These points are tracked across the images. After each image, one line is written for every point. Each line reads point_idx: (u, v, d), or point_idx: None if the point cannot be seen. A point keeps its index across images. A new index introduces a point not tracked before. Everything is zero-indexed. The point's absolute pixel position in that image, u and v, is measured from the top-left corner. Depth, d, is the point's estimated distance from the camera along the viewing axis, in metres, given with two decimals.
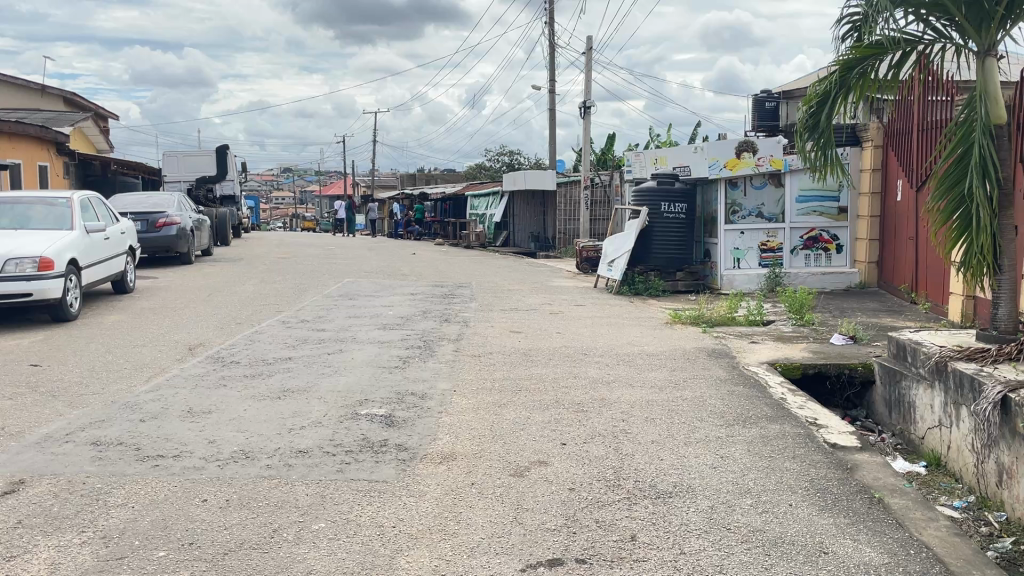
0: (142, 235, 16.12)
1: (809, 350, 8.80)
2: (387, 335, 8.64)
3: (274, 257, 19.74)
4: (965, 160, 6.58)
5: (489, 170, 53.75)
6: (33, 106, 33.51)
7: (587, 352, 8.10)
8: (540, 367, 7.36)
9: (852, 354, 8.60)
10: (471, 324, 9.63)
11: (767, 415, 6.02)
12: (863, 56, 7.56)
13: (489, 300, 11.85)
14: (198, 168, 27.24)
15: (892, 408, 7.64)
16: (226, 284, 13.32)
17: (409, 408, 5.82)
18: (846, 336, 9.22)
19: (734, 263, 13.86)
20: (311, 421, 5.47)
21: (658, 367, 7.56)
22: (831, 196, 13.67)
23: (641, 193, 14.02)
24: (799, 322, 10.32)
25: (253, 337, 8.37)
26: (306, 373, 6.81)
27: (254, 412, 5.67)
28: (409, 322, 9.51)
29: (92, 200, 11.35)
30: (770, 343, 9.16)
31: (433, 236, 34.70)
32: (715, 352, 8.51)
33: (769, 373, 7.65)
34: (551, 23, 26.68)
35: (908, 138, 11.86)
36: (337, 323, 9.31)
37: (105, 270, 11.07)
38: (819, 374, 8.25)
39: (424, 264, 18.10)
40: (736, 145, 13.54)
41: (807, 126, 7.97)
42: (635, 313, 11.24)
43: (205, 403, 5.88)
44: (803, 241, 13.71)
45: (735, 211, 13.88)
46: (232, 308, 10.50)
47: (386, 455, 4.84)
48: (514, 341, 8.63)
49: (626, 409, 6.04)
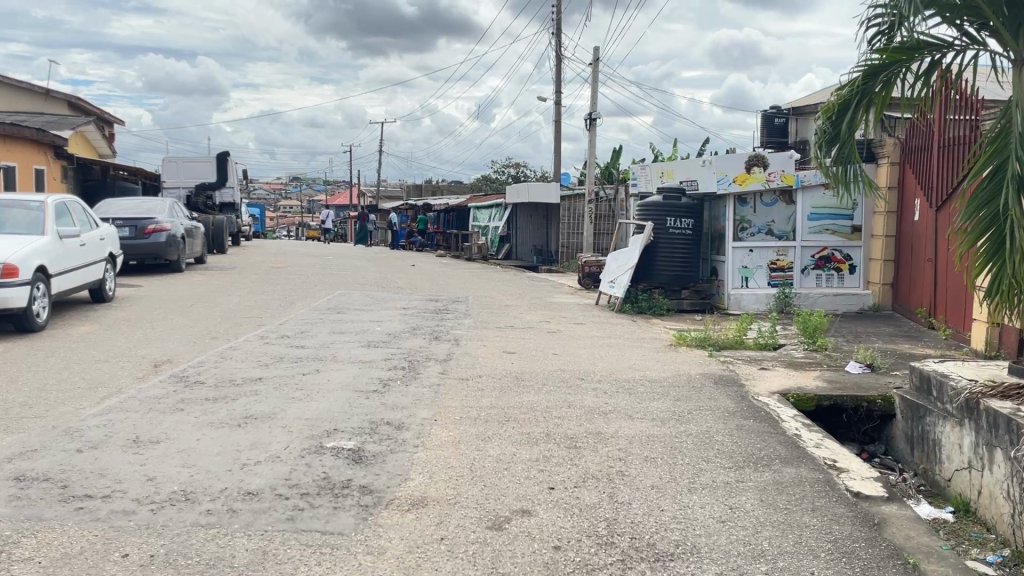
0: (129, 242, 15.60)
1: (824, 379, 8.16)
2: (371, 354, 8.05)
3: (268, 266, 19.21)
4: (996, 176, 5.82)
5: (495, 183, 53.31)
6: (35, 110, 33.21)
7: (585, 378, 7.50)
8: (532, 394, 6.75)
9: (870, 384, 7.97)
10: (463, 343, 9.04)
11: (782, 456, 5.40)
12: (886, 61, 6.97)
13: (484, 317, 11.25)
14: (197, 174, 26.77)
15: (915, 445, 7.02)
16: (211, 295, 12.76)
17: (381, 442, 5.23)
18: (863, 363, 8.60)
19: (742, 281, 13.24)
20: (268, 455, 4.87)
21: (661, 396, 6.94)
22: (844, 213, 13.04)
23: (646, 207, 13.41)
24: (812, 347, 9.75)
25: (225, 354, 7.79)
26: (275, 397, 6.22)
27: (207, 443, 5.08)
28: (396, 339, 8.93)
29: (69, 205, 10.80)
30: (782, 370, 8.54)
31: (436, 247, 34.20)
32: (723, 379, 7.89)
33: (780, 405, 7.02)
34: (559, 34, 26.27)
35: (927, 155, 11.30)
36: (319, 339, 8.73)
37: (80, 277, 10.51)
38: (835, 406, 7.62)
39: (422, 277, 17.51)
40: (746, 159, 12.96)
41: (825, 135, 7.48)
42: (637, 334, 10.63)
43: (155, 431, 5.29)
44: (815, 261, 13.10)
45: (744, 228, 13.26)
46: (210, 321, 9.92)
47: (346, 500, 4.23)
48: (506, 363, 8.04)
49: (623, 446, 5.42)
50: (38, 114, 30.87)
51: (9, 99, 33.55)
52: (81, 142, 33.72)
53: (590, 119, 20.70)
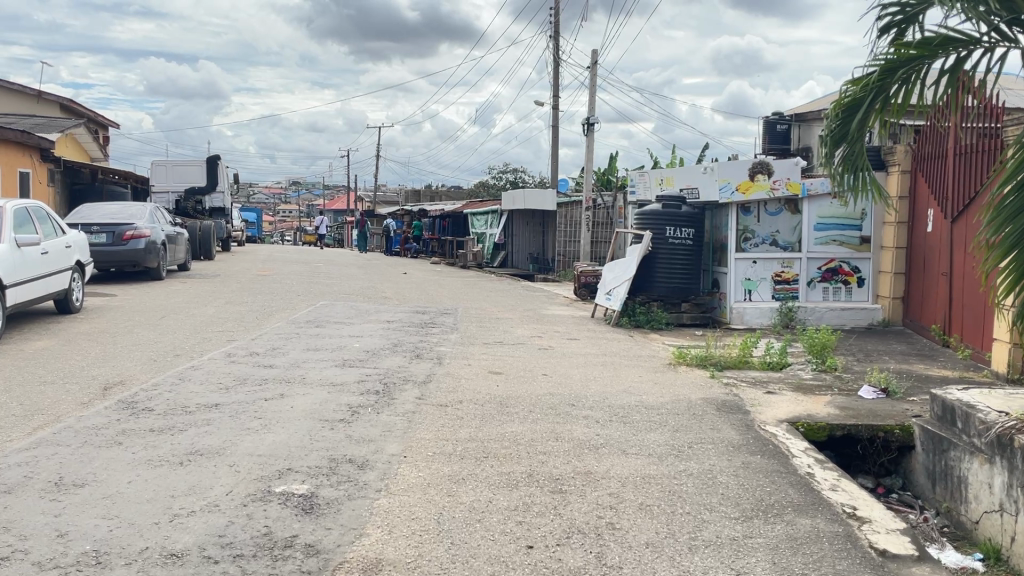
0: (107, 248, 14.95)
1: (835, 405, 7.51)
2: (343, 375, 7.41)
3: (254, 273, 18.56)
4: (1023, 177, 4.91)
5: (492, 189, 52.72)
6: (26, 112, 32.61)
7: (575, 404, 6.85)
8: (515, 424, 6.11)
9: (886, 411, 7.32)
10: (446, 361, 8.40)
11: (795, 504, 4.76)
12: (905, 58, 6.35)
13: (472, 332, 10.61)
14: (187, 178, 26.17)
15: (936, 481, 6.39)
16: (186, 306, 12.10)
17: (339, 485, 4.59)
18: (877, 388, 7.95)
19: (744, 294, 12.59)
20: (205, 503, 4.24)
21: (659, 427, 6.29)
22: (853, 224, 12.43)
23: (644, 216, 12.78)
24: (820, 367, 9.13)
25: (183, 375, 7.15)
26: (228, 429, 5.58)
27: (139, 487, 4.46)
28: (374, 358, 8.29)
29: (30, 211, 10.18)
30: (789, 394, 7.90)
31: (431, 253, 33.58)
32: (725, 405, 7.25)
33: (788, 436, 6.39)
34: (559, 37, 25.65)
35: (942, 164, 10.68)
36: (290, 358, 8.09)
37: (41, 288, 9.88)
38: (848, 437, 6.96)
39: (411, 286, 16.89)
40: (750, 166, 12.37)
41: (832, 133, 6.88)
42: (633, 351, 9.99)
43: (82, 472, 4.66)
44: (821, 273, 12.49)
45: (746, 238, 12.65)
46: (178, 336, 9.28)
47: (286, 565, 3.60)
48: (490, 386, 7.40)
49: (615, 490, 4.78)
50: (27, 117, 30.23)
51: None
52: (72, 146, 33.07)
53: (587, 124, 20.10)
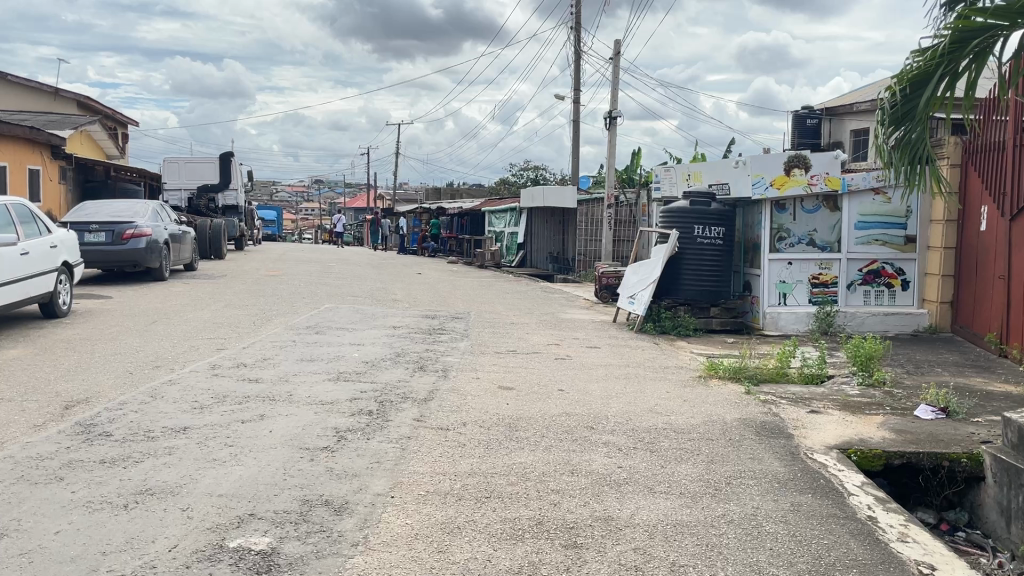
0: (106, 248, 14.33)
1: (889, 428, 6.62)
2: (335, 391, 6.64)
3: (262, 273, 17.88)
4: None
5: (512, 186, 51.89)
6: (42, 109, 32.33)
7: (595, 427, 6.04)
8: (525, 454, 5.30)
9: (949, 436, 6.42)
10: (452, 374, 7.61)
11: (861, 563, 3.94)
12: (976, 29, 6.38)
13: (485, 339, 9.83)
14: (199, 176, 25.58)
15: (1013, 520, 5.47)
16: (182, 309, 11.40)
17: (310, 539, 3.81)
18: (936, 408, 7.04)
19: (779, 298, 11.69)
20: (142, 563, 3.49)
21: (692, 456, 5.45)
22: (896, 222, 11.51)
23: (669, 214, 11.90)
24: (867, 381, 8.26)
25: (157, 391, 6.41)
26: (190, 461, 4.81)
27: (67, 540, 3.72)
28: (372, 371, 7.52)
29: (12, 208, 9.52)
30: (836, 414, 7.03)
31: (448, 252, 32.81)
32: (765, 428, 6.40)
33: (842, 468, 5.55)
34: (580, 29, 24.82)
35: (998, 156, 9.77)
36: (281, 370, 7.36)
37: (21, 290, 9.22)
38: (907, 466, 6.06)
39: (423, 288, 16.11)
40: (785, 159, 11.40)
41: (891, 112, 7.04)
42: (660, 361, 9.14)
43: (3, 519, 3.91)
44: (862, 275, 11.59)
45: (781, 237, 11.75)
46: (164, 344, 8.57)
47: None
48: (499, 405, 6.59)
49: (642, 544, 3.97)
50: (43, 114, 29.88)
51: (14, 97, 32.62)
52: (86, 143, 32.61)
53: (608, 118, 19.26)
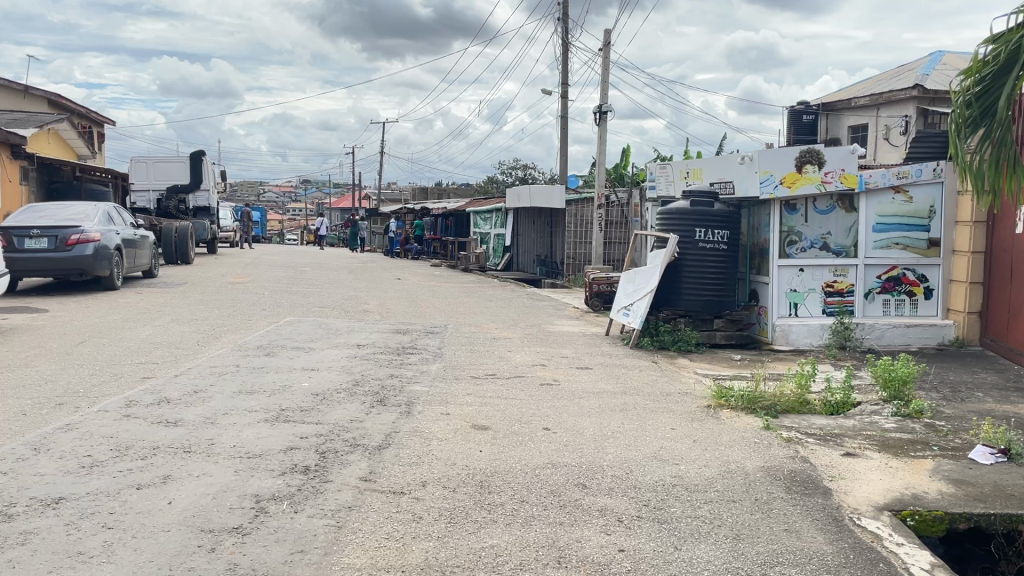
0: (48, 255, 13.02)
1: (944, 477, 5.45)
2: (268, 439, 5.39)
3: (228, 280, 16.54)
4: None
5: (500, 185, 50.57)
6: (7, 106, 30.88)
7: (587, 486, 4.83)
8: (496, 532, 4.08)
9: (1020, 488, 5.24)
10: (417, 411, 6.35)
11: None
12: None
13: (460, 360, 8.61)
14: (168, 175, 24.23)
15: None
16: (122, 325, 10.10)
17: None
18: (994, 449, 5.87)
19: (789, 309, 10.54)
20: None
21: (714, 530, 4.24)
22: (919, 224, 10.35)
23: (666, 216, 10.69)
24: (904, 411, 7.07)
25: (44, 443, 5.15)
26: (45, 557, 3.56)
27: None
28: (320, 407, 6.27)
29: None
30: (877, 458, 5.84)
31: (433, 255, 31.55)
32: (796, 481, 5.21)
33: (904, 542, 4.35)
34: (568, 20, 23.61)
35: None
36: (210, 407, 6.11)
37: None
38: (976, 531, 4.86)
39: (399, 296, 14.82)
40: (797, 154, 10.22)
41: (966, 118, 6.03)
42: (661, 387, 7.92)
43: None
44: (880, 283, 10.45)
45: (791, 241, 10.59)
46: (82, 372, 7.30)
47: None
48: (469, 454, 5.35)
49: None
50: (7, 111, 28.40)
51: None
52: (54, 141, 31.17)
53: (599, 113, 18.05)
